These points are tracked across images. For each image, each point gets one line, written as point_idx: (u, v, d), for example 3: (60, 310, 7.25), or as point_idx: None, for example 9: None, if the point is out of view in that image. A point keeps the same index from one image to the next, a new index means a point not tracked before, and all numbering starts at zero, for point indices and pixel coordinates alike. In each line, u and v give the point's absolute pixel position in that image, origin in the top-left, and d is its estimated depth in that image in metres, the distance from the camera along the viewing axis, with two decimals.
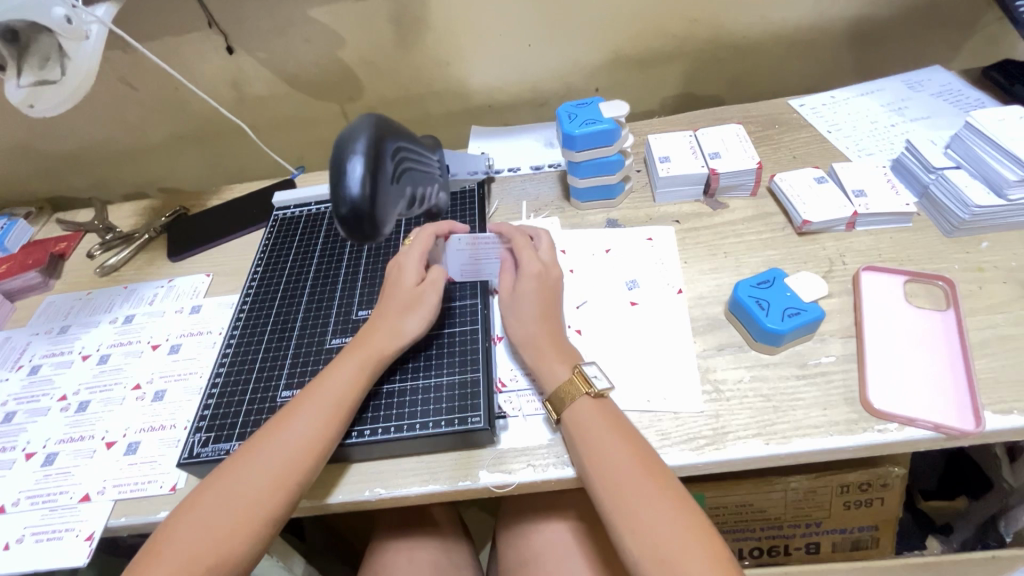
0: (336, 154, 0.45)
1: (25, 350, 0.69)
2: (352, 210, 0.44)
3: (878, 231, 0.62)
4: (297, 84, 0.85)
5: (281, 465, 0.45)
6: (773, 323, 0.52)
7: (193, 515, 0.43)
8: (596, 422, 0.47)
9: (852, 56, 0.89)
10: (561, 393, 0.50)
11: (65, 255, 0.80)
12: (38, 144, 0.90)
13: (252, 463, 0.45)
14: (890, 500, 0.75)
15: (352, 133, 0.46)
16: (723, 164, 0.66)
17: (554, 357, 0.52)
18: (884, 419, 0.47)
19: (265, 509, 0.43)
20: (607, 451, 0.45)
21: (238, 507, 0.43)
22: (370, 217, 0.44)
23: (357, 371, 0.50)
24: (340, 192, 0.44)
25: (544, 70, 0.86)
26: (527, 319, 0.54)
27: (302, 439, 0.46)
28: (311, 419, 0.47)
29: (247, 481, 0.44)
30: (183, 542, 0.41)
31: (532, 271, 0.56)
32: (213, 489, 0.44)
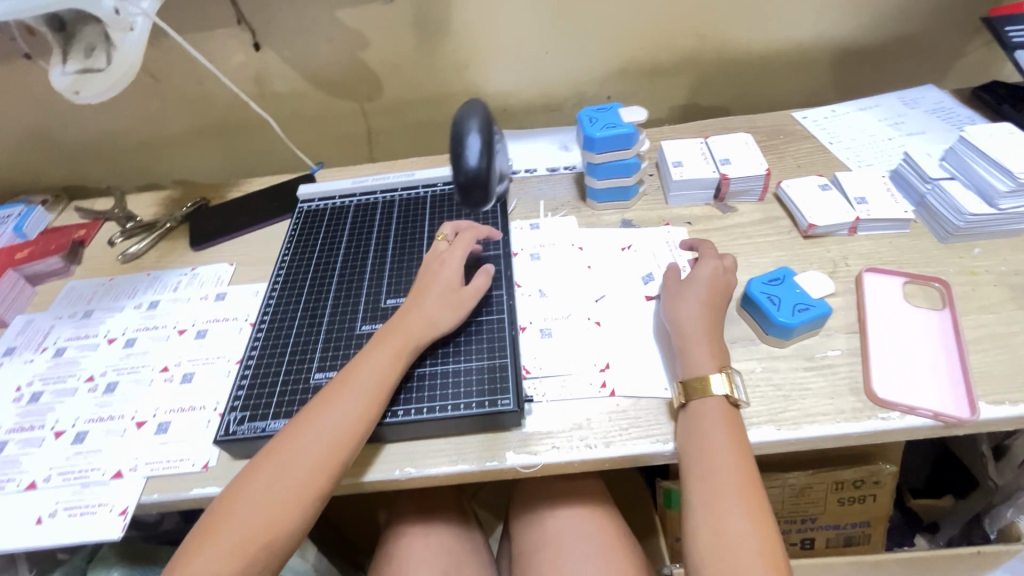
0: (456, 131, 0.59)
1: (48, 332, 0.69)
2: (471, 178, 0.58)
3: (878, 236, 0.66)
4: (319, 82, 0.87)
5: (330, 449, 0.46)
6: (784, 317, 0.55)
7: (248, 493, 0.45)
8: (715, 419, 0.49)
9: (852, 73, 0.93)
10: (693, 384, 0.51)
11: (85, 243, 0.81)
12: (58, 133, 0.91)
13: (301, 445, 0.46)
14: (882, 497, 0.79)
15: (467, 115, 0.60)
16: (734, 170, 0.70)
17: (706, 350, 0.52)
18: (887, 408, 0.51)
19: (313, 490, 0.45)
20: (711, 449, 0.47)
21: (289, 489, 0.45)
22: (481, 185, 0.58)
23: (393, 356, 0.52)
24: (460, 163, 0.58)
25: (560, 76, 0.89)
26: (689, 311, 0.55)
27: (348, 424, 0.48)
28: (358, 404, 0.49)
29: (296, 462, 0.46)
30: (240, 518, 0.43)
31: (715, 267, 0.58)
32: (268, 467, 0.46)
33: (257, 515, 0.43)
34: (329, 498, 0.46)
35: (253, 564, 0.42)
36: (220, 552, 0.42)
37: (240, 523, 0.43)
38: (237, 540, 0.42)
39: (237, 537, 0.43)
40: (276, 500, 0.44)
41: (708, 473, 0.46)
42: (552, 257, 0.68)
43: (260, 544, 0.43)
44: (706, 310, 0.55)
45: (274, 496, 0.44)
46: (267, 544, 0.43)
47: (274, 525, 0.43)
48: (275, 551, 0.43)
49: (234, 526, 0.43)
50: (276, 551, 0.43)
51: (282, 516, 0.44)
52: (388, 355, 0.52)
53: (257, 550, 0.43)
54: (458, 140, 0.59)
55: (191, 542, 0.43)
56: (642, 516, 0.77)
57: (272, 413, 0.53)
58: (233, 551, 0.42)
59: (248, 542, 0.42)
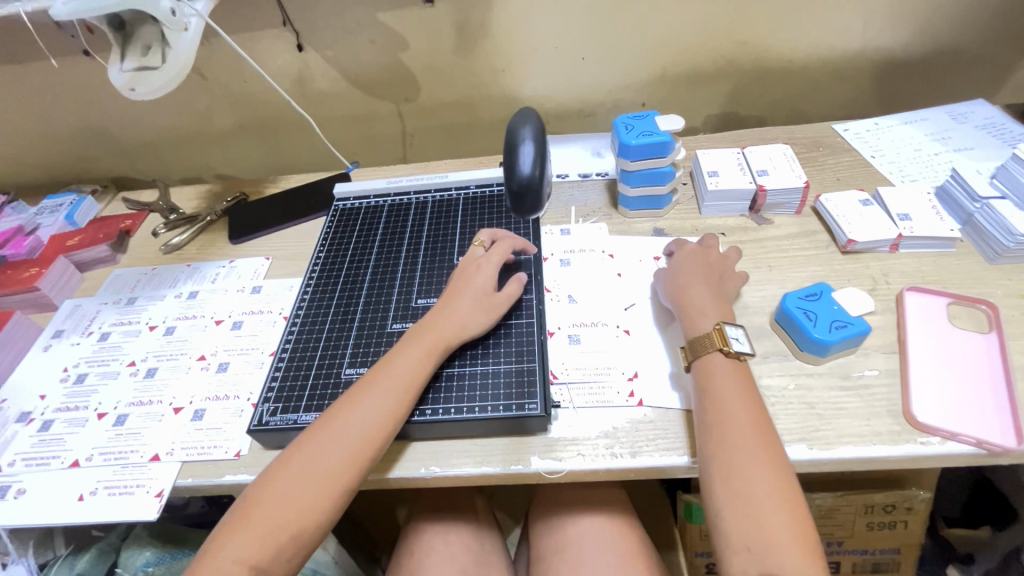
0: (510, 138, 0.57)
1: (94, 317, 0.73)
2: (524, 185, 0.56)
3: (921, 254, 0.64)
4: (358, 83, 0.89)
5: (359, 442, 0.47)
6: (820, 334, 0.54)
7: (278, 483, 0.46)
8: (725, 374, 0.50)
9: (897, 86, 0.91)
10: (699, 343, 0.52)
11: (131, 232, 0.85)
12: (110, 127, 0.95)
13: (330, 439, 0.47)
14: (913, 523, 0.76)
15: (521, 122, 0.58)
16: (771, 181, 0.69)
17: (708, 312, 0.55)
18: (926, 432, 0.49)
19: (342, 483, 0.46)
20: (731, 434, 0.45)
21: (317, 480, 0.46)
22: (534, 194, 0.56)
23: (424, 355, 0.53)
24: (514, 169, 0.56)
25: (595, 82, 0.89)
26: (682, 279, 0.59)
27: (378, 421, 0.48)
28: (387, 400, 0.50)
29: (326, 454, 0.47)
30: (270, 507, 0.44)
31: (693, 251, 0.62)
32: (297, 459, 0.47)
33: (287, 506, 0.44)
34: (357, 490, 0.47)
35: (282, 553, 0.43)
36: (251, 540, 0.43)
37: (269, 511, 0.44)
38: (269, 527, 0.44)
39: (268, 527, 0.44)
40: (305, 490, 0.45)
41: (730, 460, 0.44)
42: (582, 263, 0.68)
43: (289, 533, 0.44)
44: (700, 280, 0.58)
45: (303, 487, 0.45)
46: (297, 534, 0.44)
47: (303, 515, 0.44)
48: (303, 542, 0.44)
49: (264, 515, 0.44)
50: (305, 542, 0.44)
51: (311, 508, 0.45)
52: (417, 352, 0.53)
53: (286, 539, 0.44)
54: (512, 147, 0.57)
55: (220, 529, 0.44)
56: (663, 527, 0.76)
57: (302, 405, 0.54)
58: (263, 540, 0.43)
59: (277, 531, 0.43)
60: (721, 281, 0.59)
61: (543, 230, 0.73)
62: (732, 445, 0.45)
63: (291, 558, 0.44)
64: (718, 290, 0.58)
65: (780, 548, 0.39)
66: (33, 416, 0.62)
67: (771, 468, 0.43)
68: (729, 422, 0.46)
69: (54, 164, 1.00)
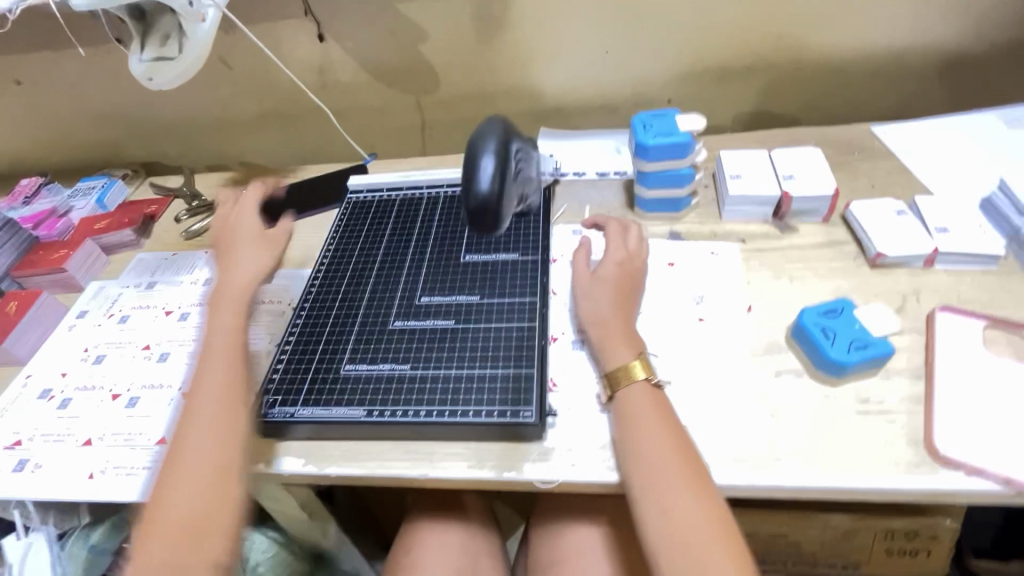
0: (471, 149, 0.53)
1: (116, 300, 0.75)
2: (480, 204, 0.51)
3: (959, 271, 0.59)
4: (377, 74, 0.89)
5: (217, 419, 0.50)
6: (838, 354, 0.51)
7: (165, 485, 0.47)
8: (643, 403, 0.50)
9: (946, 86, 0.85)
10: (618, 374, 0.52)
11: (155, 217, 0.87)
12: (140, 113, 0.97)
13: (196, 427, 0.50)
14: (936, 554, 0.72)
15: (485, 134, 0.53)
16: (797, 186, 0.65)
17: (620, 342, 0.54)
18: (947, 466, 0.46)
19: (228, 461, 0.48)
20: (659, 465, 0.46)
21: (204, 467, 0.47)
22: (493, 212, 0.52)
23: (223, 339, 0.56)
24: (472, 186, 0.52)
25: (618, 77, 0.86)
26: (601, 300, 0.57)
27: (225, 395, 0.51)
28: (218, 374, 0.53)
29: (196, 445, 0.49)
30: (168, 507, 0.46)
31: (616, 258, 0.61)
32: (177, 460, 0.48)
33: (186, 500, 0.46)
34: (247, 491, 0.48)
35: (197, 544, 0.44)
36: (160, 544, 0.44)
37: (168, 512, 0.46)
38: (169, 531, 0.45)
39: (174, 524, 0.45)
40: (199, 483, 0.47)
41: (663, 507, 0.44)
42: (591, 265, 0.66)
43: (199, 524, 0.45)
44: (614, 304, 0.57)
45: (194, 479, 0.47)
46: (205, 523, 0.45)
47: (206, 500, 0.46)
48: (218, 527, 0.45)
49: (167, 517, 0.46)
50: (219, 526, 0.45)
51: (212, 494, 0.46)
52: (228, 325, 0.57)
53: (193, 528, 0.45)
54: (473, 159, 0.53)
55: (135, 545, 0.45)
56: None
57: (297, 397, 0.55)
58: (175, 537, 0.45)
59: (183, 524, 0.45)
60: (634, 295, 0.59)
61: (553, 230, 0.71)
62: (664, 492, 0.45)
63: (213, 547, 0.45)
64: (626, 311, 0.57)
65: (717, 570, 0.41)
66: (53, 393, 0.65)
67: (696, 494, 0.45)
68: (656, 465, 0.46)
69: (89, 147, 1.04)
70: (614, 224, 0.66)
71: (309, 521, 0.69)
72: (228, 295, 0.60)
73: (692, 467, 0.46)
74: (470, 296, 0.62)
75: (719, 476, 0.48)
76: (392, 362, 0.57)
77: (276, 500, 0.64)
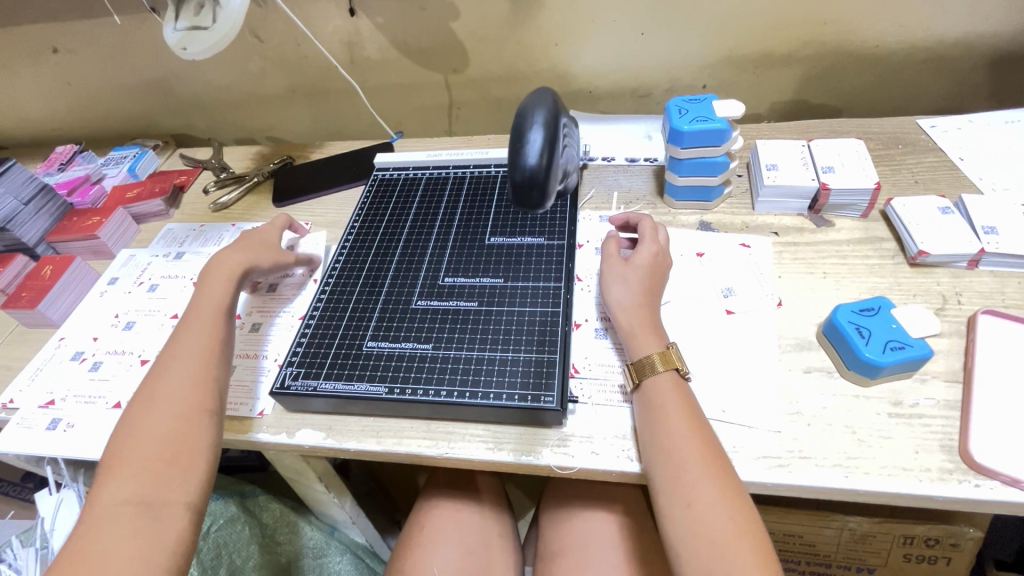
0: (518, 123, 0.51)
1: (145, 268, 0.76)
2: (527, 178, 0.49)
3: (1004, 274, 0.57)
4: (407, 51, 0.88)
5: (195, 369, 0.51)
6: (872, 354, 0.49)
7: (133, 426, 0.48)
8: (668, 396, 0.49)
9: (1003, 78, 0.80)
10: (645, 361, 0.52)
11: (184, 188, 0.88)
12: (171, 84, 0.98)
13: (171, 376, 0.51)
14: (957, 561, 0.71)
15: (533, 106, 0.51)
16: (837, 179, 0.63)
17: (646, 332, 0.54)
18: (983, 474, 0.44)
19: (199, 406, 0.49)
20: (683, 461, 0.45)
21: (173, 409, 0.48)
22: (540, 187, 0.50)
23: (214, 312, 0.57)
24: (519, 159, 0.49)
25: (653, 60, 0.83)
26: (630, 288, 0.57)
27: (204, 349, 0.53)
28: (204, 332, 0.55)
29: (170, 390, 0.50)
30: (134, 445, 0.46)
31: (650, 251, 0.59)
32: (148, 403, 0.49)
33: (155, 438, 0.47)
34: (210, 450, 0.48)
35: (164, 481, 0.45)
36: (124, 478, 0.44)
37: (137, 449, 0.46)
38: (124, 484, 0.44)
39: (141, 461, 0.45)
40: (168, 423, 0.48)
41: (688, 499, 0.44)
42: None
43: (167, 461, 0.46)
44: (642, 292, 0.56)
45: (165, 419, 0.48)
46: (171, 461, 0.46)
47: (173, 439, 0.47)
48: (186, 466, 0.46)
49: (133, 454, 0.46)
50: (185, 465, 0.46)
51: (180, 434, 0.47)
52: (222, 290, 0.59)
53: (159, 465, 0.45)
54: (520, 133, 0.51)
55: (96, 481, 0.45)
56: None
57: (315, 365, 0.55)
58: (140, 472, 0.45)
59: (148, 460, 0.46)
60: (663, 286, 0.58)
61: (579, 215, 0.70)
62: (689, 485, 0.44)
63: (182, 485, 0.45)
64: (652, 299, 0.56)
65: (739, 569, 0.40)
66: (85, 355, 0.67)
67: (719, 489, 0.44)
68: (683, 457, 0.46)
69: (122, 116, 1.05)
70: (646, 218, 0.63)
71: (327, 493, 0.71)
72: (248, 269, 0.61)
73: (715, 460, 0.45)
74: (494, 279, 0.62)
75: (742, 473, 0.47)
76: (414, 341, 0.57)
77: (295, 471, 0.65)
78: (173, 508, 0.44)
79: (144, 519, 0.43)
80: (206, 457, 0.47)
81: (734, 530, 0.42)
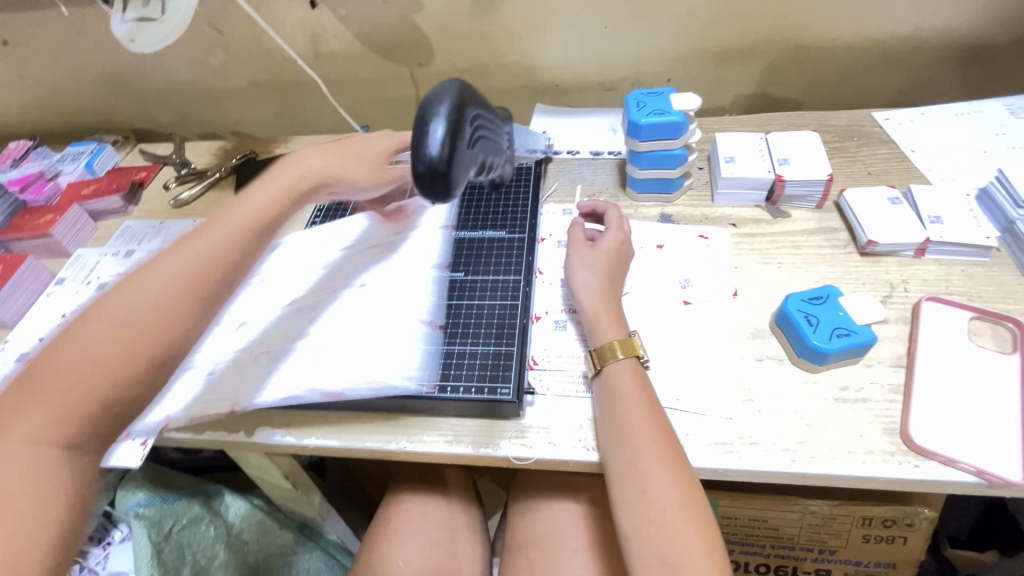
0: (419, 110, 0.42)
1: (94, 267, 0.74)
2: (428, 169, 0.41)
3: (950, 262, 0.58)
4: (371, 44, 0.87)
5: (174, 292, 0.42)
6: (819, 341, 0.50)
7: (94, 330, 0.40)
8: (628, 383, 0.50)
9: (954, 71, 0.82)
10: (606, 349, 0.52)
11: (143, 184, 0.86)
12: (130, 78, 0.96)
13: (142, 285, 0.42)
14: (912, 541, 0.74)
15: (436, 94, 0.43)
16: (792, 171, 0.64)
17: (607, 319, 0.54)
18: (922, 455, 0.45)
19: (152, 341, 0.41)
20: (638, 450, 0.46)
21: (142, 338, 0.40)
22: (444, 178, 0.41)
23: (248, 229, 0.48)
24: (418, 149, 0.41)
25: (616, 54, 0.84)
26: (593, 279, 0.57)
27: (190, 268, 0.44)
28: (204, 246, 0.45)
29: (124, 306, 0.41)
30: (65, 364, 0.39)
31: (613, 243, 0.59)
32: (94, 312, 0.41)
33: (104, 362, 0.39)
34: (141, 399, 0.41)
35: (77, 418, 0.38)
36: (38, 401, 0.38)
37: (72, 365, 0.39)
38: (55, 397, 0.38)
39: (71, 382, 0.38)
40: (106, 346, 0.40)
41: (643, 486, 0.45)
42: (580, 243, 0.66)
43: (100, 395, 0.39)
44: (606, 281, 0.57)
45: (123, 341, 0.40)
46: (96, 394, 0.39)
47: (107, 367, 0.39)
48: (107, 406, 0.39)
49: (74, 364, 0.38)
50: (114, 408, 0.39)
51: (116, 365, 0.39)
52: (261, 200, 0.50)
53: (76, 395, 0.38)
54: (420, 121, 0.42)
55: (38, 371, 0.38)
56: None
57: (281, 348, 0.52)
58: (68, 395, 0.38)
59: (87, 383, 0.38)
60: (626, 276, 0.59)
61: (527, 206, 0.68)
62: (644, 472, 0.45)
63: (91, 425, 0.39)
64: (613, 286, 0.57)
65: (688, 556, 0.41)
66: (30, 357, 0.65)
67: (673, 478, 0.44)
68: (638, 445, 0.46)
69: (79, 111, 1.02)
70: (613, 208, 0.64)
71: (294, 490, 0.70)
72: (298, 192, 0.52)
73: (670, 447, 0.46)
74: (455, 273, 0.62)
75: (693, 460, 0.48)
76: None
77: (260, 469, 0.65)
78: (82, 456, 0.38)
79: (50, 462, 0.37)
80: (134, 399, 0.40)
81: (685, 517, 0.43)
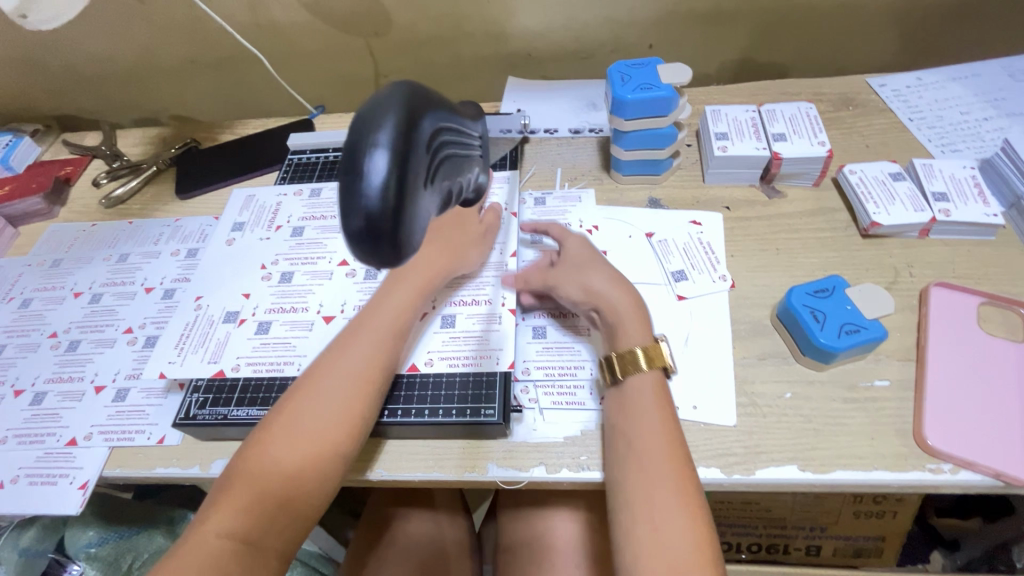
0: (355, 128, 0.26)
1: (15, 281, 0.66)
2: (368, 221, 0.25)
3: (953, 242, 0.55)
4: (319, 12, 0.77)
5: (340, 388, 0.44)
6: (827, 339, 0.46)
7: (273, 440, 0.42)
8: (642, 395, 0.45)
9: (948, 31, 0.78)
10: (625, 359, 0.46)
11: (71, 180, 0.76)
12: (44, 57, 0.84)
13: (313, 400, 0.44)
14: (903, 515, 0.73)
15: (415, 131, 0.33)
16: (789, 148, 0.59)
17: (634, 322, 0.48)
18: (936, 457, 0.43)
19: (335, 451, 0.42)
20: (648, 468, 0.41)
21: (313, 444, 0.42)
22: (394, 237, 0.26)
23: (397, 310, 0.49)
24: (353, 190, 0.25)
25: (594, 19, 0.76)
26: (604, 282, 0.51)
27: (360, 372, 0.45)
28: (369, 349, 0.47)
29: (313, 415, 0.43)
30: (251, 478, 0.40)
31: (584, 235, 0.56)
32: (281, 421, 0.43)
33: (284, 470, 0.41)
34: (320, 500, 0.42)
35: (269, 525, 0.40)
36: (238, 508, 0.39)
37: (260, 477, 0.40)
38: (245, 507, 0.39)
39: (255, 492, 0.40)
40: (302, 458, 0.41)
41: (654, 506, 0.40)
42: (557, 205, 0.64)
43: (281, 506, 0.40)
44: (618, 280, 0.51)
45: (295, 448, 0.42)
46: (287, 507, 0.40)
47: (294, 473, 0.41)
48: (298, 514, 0.41)
49: (258, 476, 0.41)
50: (298, 512, 0.41)
51: (311, 475, 0.41)
52: (402, 297, 0.50)
53: (273, 505, 0.40)
54: (354, 145, 0.26)
55: (225, 482, 0.41)
56: None
57: (383, 411, 0.48)
58: (251, 503, 0.40)
59: (273, 492, 0.40)
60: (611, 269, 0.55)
61: (510, 173, 0.66)
62: (657, 492, 0.40)
63: (283, 532, 0.40)
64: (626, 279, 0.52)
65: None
66: None
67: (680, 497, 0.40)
68: (652, 462, 0.41)
69: None
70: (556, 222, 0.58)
71: None
72: (430, 283, 0.52)
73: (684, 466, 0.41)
74: None
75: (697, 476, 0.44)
76: None
77: None
78: (269, 555, 0.39)
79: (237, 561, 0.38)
80: (318, 505, 0.42)
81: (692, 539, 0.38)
